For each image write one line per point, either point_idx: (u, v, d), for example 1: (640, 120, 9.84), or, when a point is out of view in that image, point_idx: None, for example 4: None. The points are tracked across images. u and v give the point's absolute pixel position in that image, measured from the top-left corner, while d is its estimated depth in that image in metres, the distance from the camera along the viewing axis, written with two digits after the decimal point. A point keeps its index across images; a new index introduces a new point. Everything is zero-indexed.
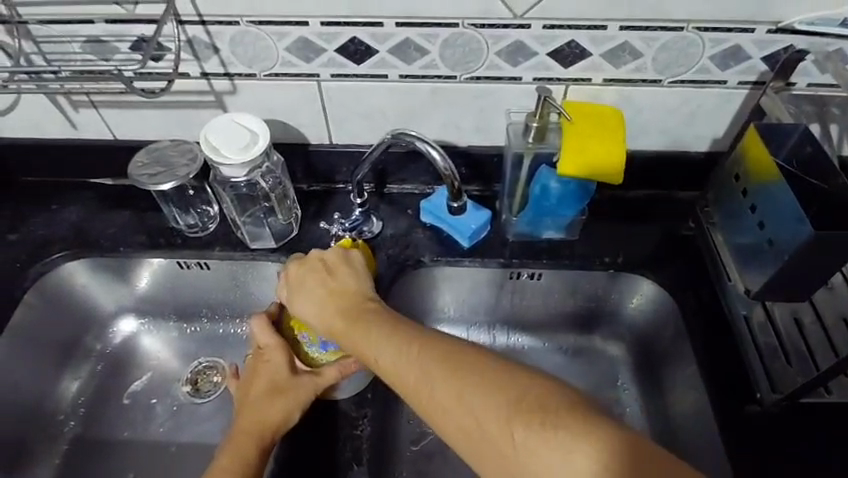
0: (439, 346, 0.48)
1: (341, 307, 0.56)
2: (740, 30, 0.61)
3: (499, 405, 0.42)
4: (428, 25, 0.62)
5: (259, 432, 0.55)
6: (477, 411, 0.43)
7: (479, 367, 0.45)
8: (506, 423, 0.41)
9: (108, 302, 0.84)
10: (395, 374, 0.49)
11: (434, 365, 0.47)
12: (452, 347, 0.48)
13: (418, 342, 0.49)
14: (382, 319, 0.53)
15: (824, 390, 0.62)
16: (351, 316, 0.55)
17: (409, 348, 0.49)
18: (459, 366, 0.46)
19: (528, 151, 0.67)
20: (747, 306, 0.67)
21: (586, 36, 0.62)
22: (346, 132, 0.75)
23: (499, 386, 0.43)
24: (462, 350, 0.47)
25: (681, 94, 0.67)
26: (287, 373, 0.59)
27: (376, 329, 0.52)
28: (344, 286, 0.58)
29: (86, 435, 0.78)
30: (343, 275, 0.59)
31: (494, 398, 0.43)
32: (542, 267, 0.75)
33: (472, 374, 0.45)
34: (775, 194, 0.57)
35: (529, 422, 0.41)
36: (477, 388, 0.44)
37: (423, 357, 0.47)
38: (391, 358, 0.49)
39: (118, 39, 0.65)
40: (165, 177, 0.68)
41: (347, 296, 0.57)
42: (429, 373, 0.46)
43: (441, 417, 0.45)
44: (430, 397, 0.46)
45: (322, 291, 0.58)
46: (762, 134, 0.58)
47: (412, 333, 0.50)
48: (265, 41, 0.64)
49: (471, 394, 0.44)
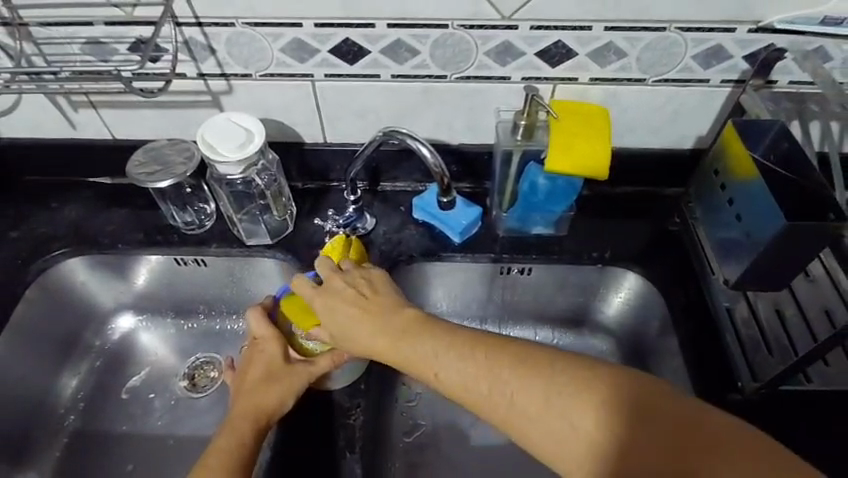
0: (508, 352, 0.47)
1: (385, 326, 0.53)
2: (721, 30, 0.63)
3: (586, 403, 0.43)
4: (418, 26, 0.64)
5: (254, 416, 0.56)
6: (566, 415, 0.43)
7: (556, 369, 0.45)
8: (598, 422, 0.42)
9: (107, 299, 0.85)
10: (468, 388, 0.47)
11: (512, 374, 0.46)
12: (522, 351, 0.47)
13: (486, 349, 0.48)
14: (439, 328, 0.51)
15: (803, 377, 0.64)
16: (402, 331, 0.52)
17: (478, 358, 0.47)
18: (539, 369, 0.45)
19: (516, 148, 0.69)
20: (730, 299, 0.70)
21: (572, 37, 0.64)
22: (340, 131, 0.76)
23: (582, 384, 0.44)
24: (532, 352, 0.47)
25: (665, 92, 0.69)
26: (282, 361, 0.60)
27: (435, 340, 0.50)
28: (380, 304, 0.54)
29: (85, 430, 0.80)
30: (375, 294, 0.55)
31: (580, 397, 0.43)
32: (532, 263, 0.77)
33: (552, 375, 0.45)
34: (751, 189, 0.59)
35: (622, 415, 0.42)
36: (561, 388, 0.44)
37: (495, 365, 0.47)
38: (462, 371, 0.48)
39: (117, 41, 0.67)
40: (163, 175, 0.70)
41: (388, 312, 0.54)
42: (508, 380, 0.46)
43: (525, 426, 0.45)
44: (511, 408, 0.45)
45: (358, 314, 0.54)
46: (738, 131, 0.60)
47: (475, 341, 0.49)
48: (261, 42, 0.65)
49: (556, 398, 0.44)
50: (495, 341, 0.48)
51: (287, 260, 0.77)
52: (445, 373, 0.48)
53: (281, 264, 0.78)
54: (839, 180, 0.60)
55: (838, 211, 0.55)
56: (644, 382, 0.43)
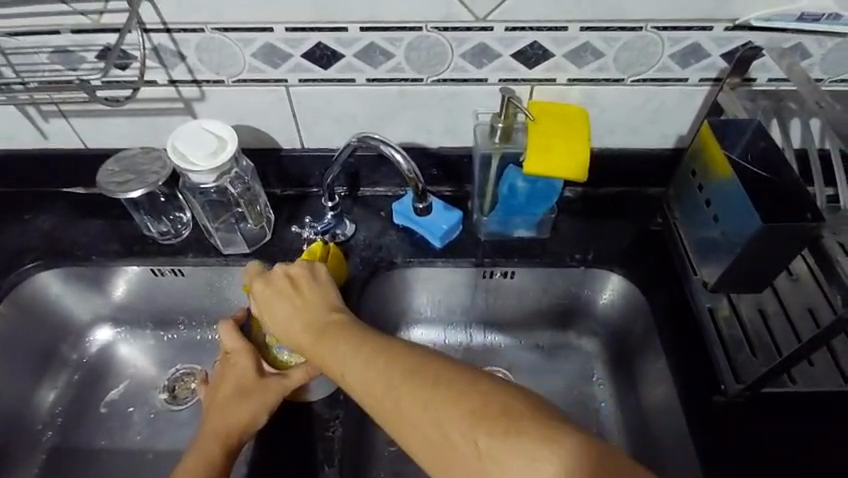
0: (403, 357, 0.45)
1: (309, 322, 0.54)
2: (698, 28, 0.62)
3: (461, 412, 0.40)
4: (391, 29, 0.63)
5: (225, 434, 0.55)
6: (441, 421, 0.40)
7: (442, 376, 0.43)
8: (469, 430, 0.39)
9: (84, 311, 0.83)
10: (359, 388, 0.46)
11: (400, 376, 0.44)
12: (413, 359, 0.45)
13: (383, 354, 0.46)
14: (350, 333, 0.51)
15: (788, 379, 0.63)
16: (318, 329, 0.53)
17: (374, 359, 0.46)
18: (422, 377, 0.43)
19: (495, 150, 0.68)
20: (712, 300, 0.69)
21: (547, 37, 0.63)
22: (316, 136, 0.75)
23: (460, 394, 0.41)
24: (424, 359, 0.45)
25: (644, 92, 0.69)
26: (255, 375, 0.59)
27: (342, 343, 0.50)
28: (310, 300, 0.56)
29: (63, 445, 0.78)
30: (310, 289, 0.57)
31: (455, 406, 0.40)
32: (515, 266, 0.76)
33: (433, 384, 0.42)
34: (726, 191, 0.58)
35: (492, 426, 0.38)
36: (438, 396, 0.41)
37: (385, 370, 0.45)
38: (356, 370, 0.46)
39: (85, 49, 0.65)
40: (135, 184, 0.68)
41: (315, 309, 0.55)
42: (392, 384, 0.44)
43: (403, 428, 0.42)
44: (394, 409, 0.43)
45: (287, 306, 0.56)
46: (715, 130, 0.59)
47: (378, 346, 0.48)
48: (232, 47, 0.64)
49: (434, 403, 0.41)
50: (395, 346, 0.47)
51: (266, 269, 0.75)
52: (343, 373, 0.48)
53: None
54: (818, 177, 0.59)
55: (815, 210, 0.53)
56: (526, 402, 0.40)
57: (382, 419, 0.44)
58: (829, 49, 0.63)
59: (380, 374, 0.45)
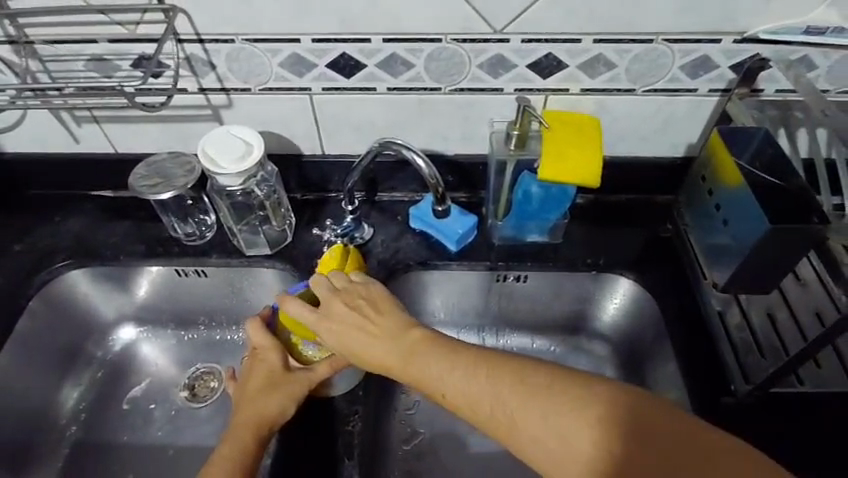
0: (501, 363, 0.47)
1: (388, 344, 0.53)
2: (706, 41, 0.64)
3: (581, 419, 0.42)
4: (413, 41, 0.66)
5: (256, 424, 0.57)
6: (566, 433, 0.42)
7: (553, 385, 0.44)
8: (594, 436, 0.41)
9: (108, 310, 0.86)
10: (473, 405, 0.47)
11: (509, 387, 0.46)
12: (519, 365, 0.47)
13: (483, 363, 0.48)
14: (439, 343, 0.51)
15: (796, 380, 0.65)
16: (408, 351, 0.52)
17: (483, 374, 0.47)
18: (532, 384, 0.45)
19: (510, 157, 0.71)
20: (723, 303, 0.71)
21: (561, 49, 0.66)
22: (337, 142, 0.78)
23: (574, 398, 0.43)
24: (529, 367, 0.46)
25: (654, 102, 0.71)
26: (282, 370, 0.61)
27: (439, 358, 0.50)
28: (378, 323, 0.55)
29: (86, 440, 0.80)
30: (377, 313, 0.56)
31: (575, 412, 0.42)
32: (528, 270, 0.78)
33: (547, 392, 0.44)
34: (737, 196, 0.60)
35: (616, 433, 0.41)
36: (556, 402, 0.43)
37: (490, 378, 0.46)
38: (460, 384, 0.48)
39: (121, 57, 0.69)
40: (165, 187, 0.71)
41: (391, 331, 0.54)
42: (502, 393, 0.46)
43: (526, 442, 0.44)
44: (511, 424, 0.45)
45: (359, 336, 0.55)
46: (724, 137, 0.62)
47: (480, 358, 0.48)
48: (260, 57, 0.67)
49: (556, 415, 0.43)
50: (494, 355, 0.48)
51: (286, 269, 0.78)
52: (448, 392, 0.48)
53: (279, 274, 0.79)
54: (824, 186, 0.61)
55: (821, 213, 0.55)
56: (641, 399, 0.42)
57: (499, 431, 0.46)
58: (835, 61, 0.65)
59: (484, 384, 0.47)
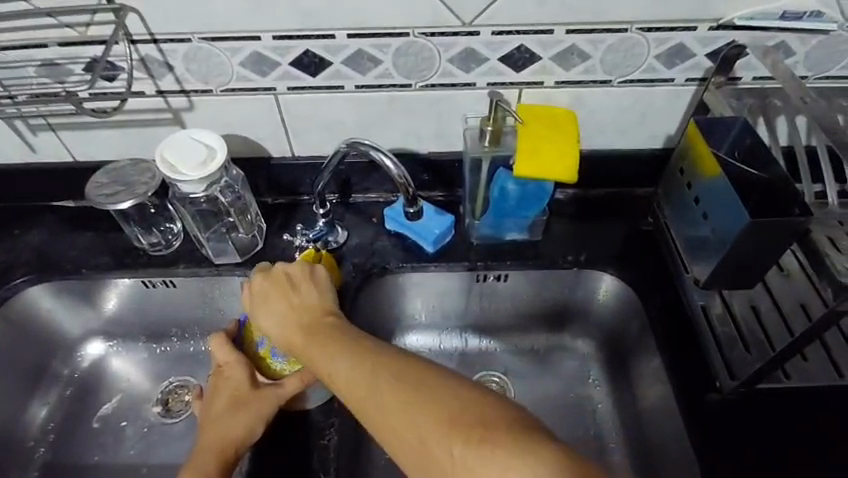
0: (389, 357, 0.48)
1: (302, 321, 0.57)
2: (682, 29, 0.63)
3: (438, 419, 0.41)
4: (379, 36, 0.63)
5: (220, 447, 0.55)
6: (420, 428, 0.42)
7: (423, 384, 0.44)
8: (444, 437, 0.40)
9: (74, 325, 0.82)
10: (352, 389, 0.47)
11: (385, 379, 0.46)
12: (404, 362, 0.47)
13: (374, 355, 0.49)
14: (344, 334, 0.53)
15: (782, 374, 0.64)
16: (314, 333, 0.55)
17: (366, 364, 0.48)
18: (409, 380, 0.45)
19: (485, 154, 0.68)
20: (705, 297, 0.69)
21: (534, 41, 0.64)
22: (306, 143, 0.75)
23: (440, 399, 0.43)
24: (413, 366, 0.47)
25: (631, 93, 0.69)
26: (248, 387, 0.59)
27: (340, 345, 0.52)
28: (302, 298, 0.59)
29: (56, 462, 0.77)
30: (307, 290, 0.60)
31: (435, 413, 0.42)
32: (508, 269, 0.76)
33: (419, 389, 0.44)
34: (715, 190, 0.59)
35: (466, 436, 0.40)
36: (423, 400, 0.43)
37: (373, 369, 0.47)
38: (345, 370, 0.49)
39: (72, 61, 0.65)
40: (125, 195, 0.68)
41: (310, 311, 0.58)
42: (378, 384, 0.46)
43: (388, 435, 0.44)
44: (376, 414, 0.45)
45: (279, 303, 0.59)
46: (701, 129, 0.60)
47: (371, 351, 0.49)
48: (220, 57, 0.64)
49: (417, 409, 0.42)
50: (387, 351, 0.49)
51: None
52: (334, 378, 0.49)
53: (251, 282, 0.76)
54: (805, 174, 0.60)
55: (802, 204, 0.53)
56: (505, 411, 0.41)
57: (365, 418, 0.46)
58: (812, 46, 0.64)
59: (367, 373, 0.47)
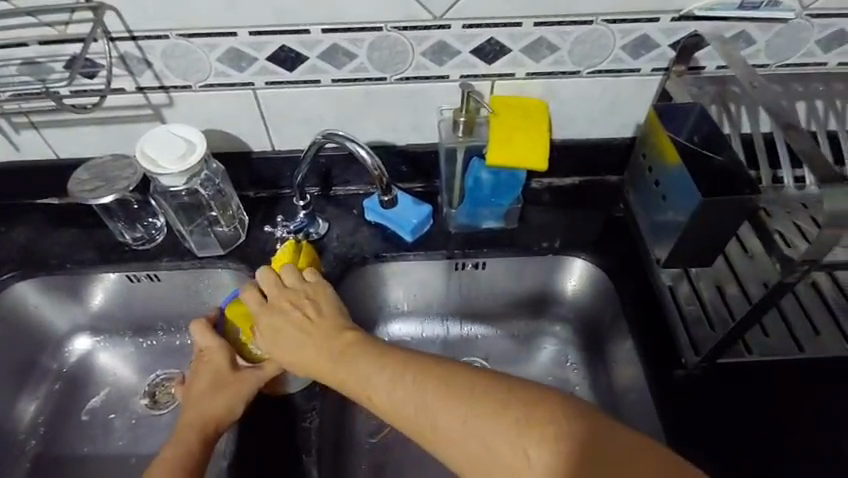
0: (431, 368, 0.48)
1: (326, 346, 0.54)
2: (645, 20, 0.65)
3: (504, 424, 0.42)
4: (353, 30, 0.65)
5: (201, 426, 0.57)
6: (486, 437, 0.42)
7: (468, 384, 0.46)
8: (515, 441, 0.42)
9: (61, 321, 0.84)
10: (401, 408, 0.47)
11: (436, 391, 0.46)
12: (448, 370, 0.47)
13: (414, 367, 0.48)
14: (373, 348, 0.52)
15: (744, 349, 0.66)
16: (343, 354, 0.52)
17: (409, 380, 0.47)
18: (460, 388, 0.45)
19: (459, 144, 0.71)
20: (673, 279, 0.72)
21: (503, 34, 0.66)
22: (286, 137, 0.77)
23: (498, 402, 0.44)
24: (456, 371, 0.47)
25: (599, 83, 0.72)
26: (229, 370, 0.61)
27: (372, 360, 0.50)
28: (319, 324, 0.56)
29: (45, 455, 0.78)
30: (321, 315, 0.57)
31: (499, 417, 0.43)
32: (486, 257, 0.78)
33: (473, 396, 0.44)
34: (672, 172, 0.62)
35: (536, 435, 0.41)
36: (482, 408, 0.44)
37: (417, 383, 0.47)
38: (389, 389, 0.48)
39: (53, 59, 0.66)
40: (106, 190, 0.69)
41: (332, 333, 0.54)
42: (428, 398, 0.46)
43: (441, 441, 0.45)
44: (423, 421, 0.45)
45: (297, 335, 0.56)
46: (659, 114, 0.63)
47: (408, 363, 0.49)
48: (197, 53, 0.66)
49: (478, 417, 0.43)
50: (423, 361, 0.48)
51: (240, 269, 0.76)
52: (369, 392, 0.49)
53: (234, 274, 0.78)
54: (762, 160, 0.64)
55: (753, 185, 0.56)
56: (559, 400, 0.43)
57: (422, 435, 0.45)
58: (770, 36, 0.67)
59: (412, 388, 0.47)
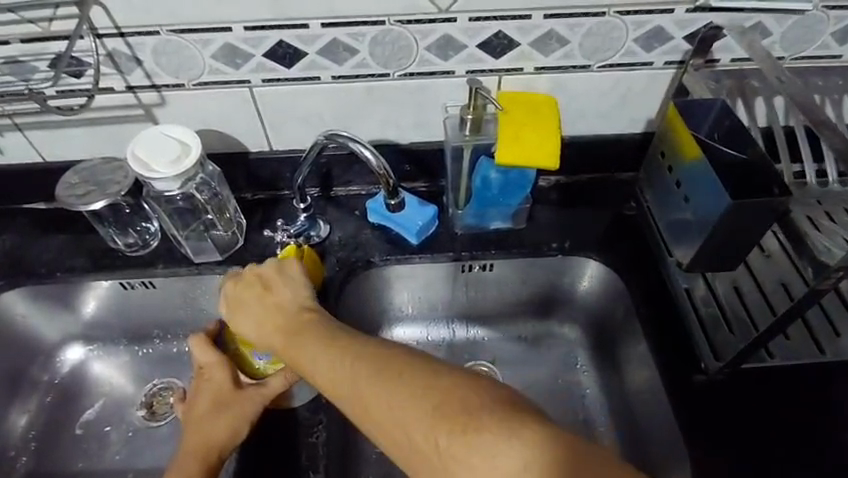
0: (364, 350, 0.46)
1: (279, 322, 0.54)
2: (660, 11, 0.62)
3: (424, 412, 0.41)
4: (354, 24, 0.61)
5: (205, 450, 0.55)
6: (405, 422, 0.41)
7: (408, 371, 0.43)
8: (430, 430, 0.40)
9: (52, 330, 0.80)
10: (330, 385, 0.46)
11: (363, 371, 0.44)
12: (380, 353, 0.45)
13: (349, 349, 0.47)
14: (316, 328, 0.51)
15: (765, 354, 0.65)
16: (289, 331, 0.52)
17: (341, 360, 0.46)
18: (386, 372, 0.44)
19: (467, 143, 0.68)
20: (688, 280, 0.69)
21: (511, 27, 0.63)
22: (284, 136, 0.74)
23: (419, 389, 0.42)
24: (386, 355, 0.45)
25: (610, 77, 0.69)
26: (231, 388, 0.58)
27: (311, 341, 0.50)
28: (278, 298, 0.57)
29: (39, 470, 0.75)
30: (282, 289, 0.58)
31: (419, 404, 0.41)
32: (493, 258, 0.76)
33: (398, 380, 0.43)
34: (696, 172, 0.59)
35: (453, 427, 0.39)
36: (403, 393, 0.42)
37: (347, 364, 0.46)
38: (322, 368, 0.47)
39: (36, 58, 0.62)
40: (97, 195, 0.66)
41: (286, 312, 0.55)
42: (354, 379, 0.44)
43: (370, 424, 0.43)
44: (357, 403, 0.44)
45: (257, 307, 0.57)
46: (679, 110, 0.60)
47: (345, 344, 0.48)
48: (190, 49, 0.62)
49: (397, 401, 0.42)
50: (362, 344, 0.47)
51: None
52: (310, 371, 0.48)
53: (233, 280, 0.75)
54: (783, 152, 0.60)
55: (781, 183, 0.53)
56: (485, 393, 0.41)
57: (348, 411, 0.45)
58: (788, 27, 0.64)
59: (342, 370, 0.46)
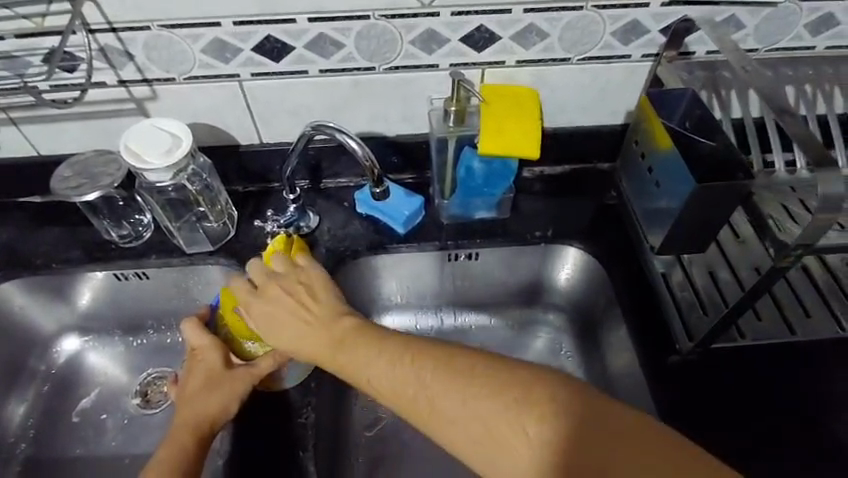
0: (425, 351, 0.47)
1: (319, 332, 0.53)
2: (635, 6, 0.64)
3: (502, 401, 0.42)
4: (339, 19, 0.63)
5: (196, 424, 0.56)
6: (483, 414, 0.42)
7: (473, 365, 0.44)
8: (512, 418, 0.41)
9: (48, 321, 0.82)
10: (393, 391, 0.46)
11: (431, 375, 0.45)
12: (441, 352, 0.46)
13: (410, 351, 0.47)
14: (364, 334, 0.51)
15: (737, 334, 0.68)
16: (335, 336, 0.52)
17: (404, 365, 0.46)
18: (452, 369, 0.44)
19: (451, 134, 0.70)
20: (666, 266, 0.72)
21: (492, 21, 0.65)
22: (274, 129, 0.75)
23: (490, 380, 0.43)
24: (449, 354, 0.46)
25: (589, 70, 0.71)
26: (222, 367, 0.60)
27: (366, 349, 0.49)
28: (313, 308, 0.56)
29: (37, 457, 0.77)
30: (314, 299, 0.56)
31: (495, 396, 0.42)
32: (478, 247, 0.78)
33: (467, 376, 0.44)
34: (666, 159, 0.62)
35: (531, 410, 0.41)
36: (476, 387, 0.43)
37: (411, 369, 0.46)
38: (386, 374, 0.47)
39: (29, 53, 0.64)
40: (90, 187, 0.67)
41: (324, 320, 0.54)
42: (424, 380, 0.45)
43: (437, 420, 0.44)
44: (428, 409, 0.44)
45: (292, 320, 0.55)
46: (651, 99, 0.63)
47: (402, 348, 0.48)
48: (180, 44, 0.64)
49: (473, 397, 0.42)
50: (421, 347, 0.47)
51: (230, 265, 0.75)
52: (370, 377, 0.48)
53: (224, 270, 0.77)
54: (755, 143, 0.64)
55: (746, 170, 0.56)
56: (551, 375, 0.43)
57: (417, 417, 0.45)
58: (760, 20, 0.66)
59: (408, 373, 0.46)
